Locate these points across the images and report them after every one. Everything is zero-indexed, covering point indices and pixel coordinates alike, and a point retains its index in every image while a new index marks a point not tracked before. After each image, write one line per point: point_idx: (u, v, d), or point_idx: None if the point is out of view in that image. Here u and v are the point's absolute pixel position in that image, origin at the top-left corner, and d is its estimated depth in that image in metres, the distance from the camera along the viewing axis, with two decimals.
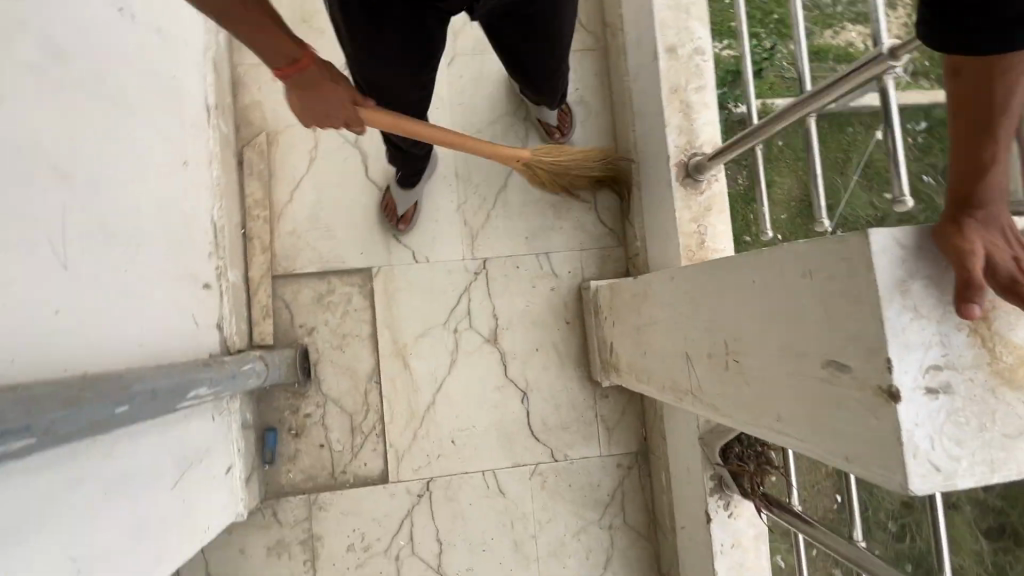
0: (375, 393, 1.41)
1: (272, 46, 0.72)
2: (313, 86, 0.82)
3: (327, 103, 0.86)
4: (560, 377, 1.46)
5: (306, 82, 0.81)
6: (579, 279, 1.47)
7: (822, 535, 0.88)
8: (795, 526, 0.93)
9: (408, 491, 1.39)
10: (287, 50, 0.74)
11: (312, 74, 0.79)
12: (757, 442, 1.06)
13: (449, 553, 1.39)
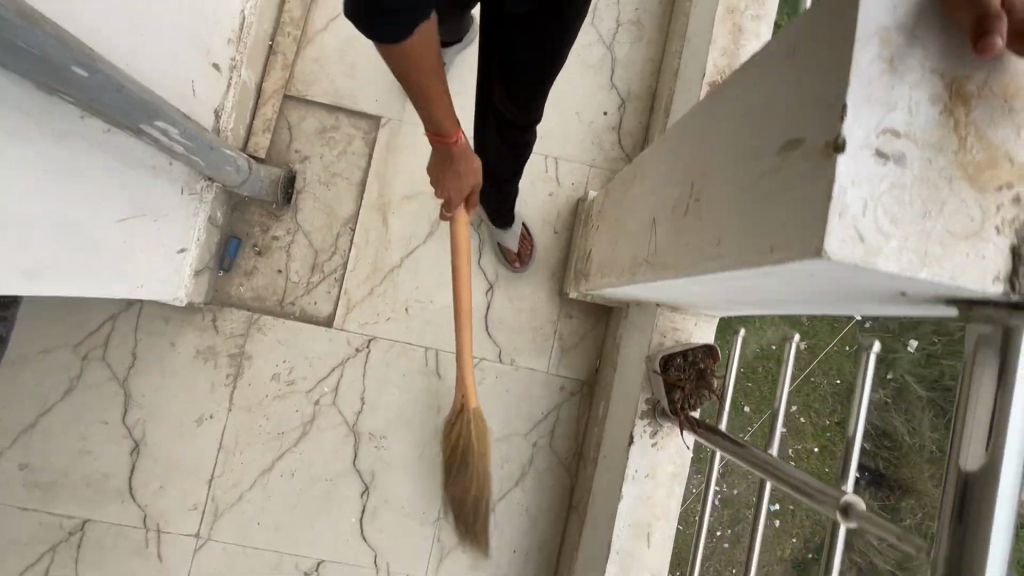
0: (346, 237, 1.38)
1: (439, 110, 0.82)
2: (455, 155, 0.90)
3: (459, 182, 0.95)
4: (531, 282, 1.41)
5: (447, 153, 0.90)
6: (580, 194, 1.43)
7: (740, 451, 0.81)
8: (715, 445, 0.88)
9: (348, 343, 1.36)
10: (447, 123, 0.84)
11: (457, 148, 0.89)
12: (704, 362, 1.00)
13: (368, 414, 1.36)
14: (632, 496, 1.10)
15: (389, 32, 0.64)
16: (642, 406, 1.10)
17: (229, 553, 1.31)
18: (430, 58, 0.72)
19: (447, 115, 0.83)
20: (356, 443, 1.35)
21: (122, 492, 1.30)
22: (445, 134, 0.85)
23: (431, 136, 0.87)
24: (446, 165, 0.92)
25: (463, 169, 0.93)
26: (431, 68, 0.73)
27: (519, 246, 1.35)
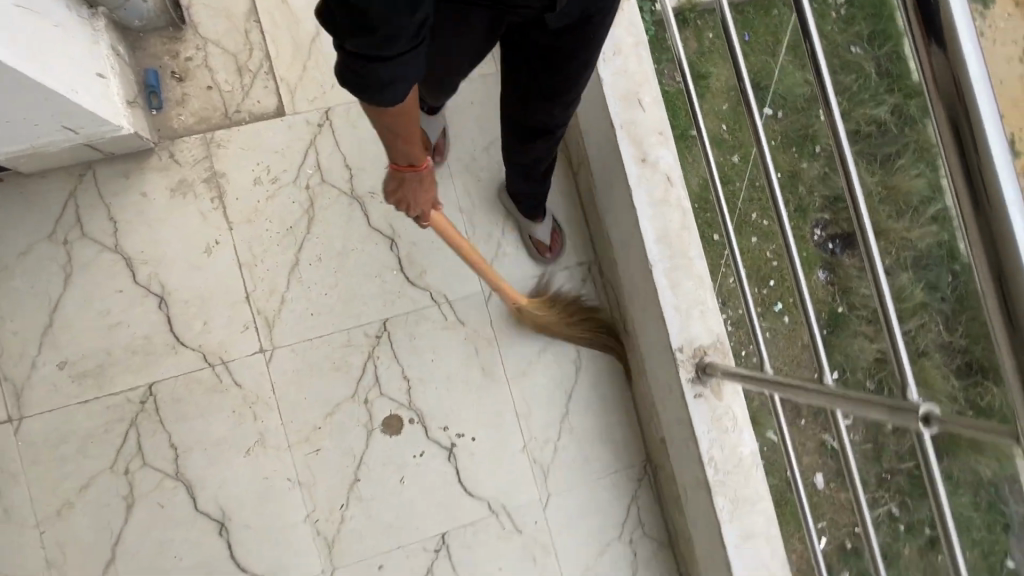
0: (256, 31, 1.37)
1: (400, 145, 0.80)
2: (420, 179, 0.89)
3: (424, 197, 0.94)
4: None
5: (411, 181, 0.89)
6: None
7: None
8: None
9: (308, 122, 1.37)
10: (412, 157, 0.83)
11: (421, 175, 0.89)
12: None
13: (359, 177, 1.38)
14: (608, 74, 1.19)
15: (397, 99, 0.67)
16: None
17: (300, 353, 1.34)
18: (415, 106, 0.74)
19: (415, 149, 0.82)
20: (363, 206, 1.38)
21: (172, 344, 1.29)
22: (411, 165, 0.85)
23: (394, 171, 0.87)
24: (413, 191, 0.92)
25: (425, 185, 0.92)
26: (415, 119, 0.76)
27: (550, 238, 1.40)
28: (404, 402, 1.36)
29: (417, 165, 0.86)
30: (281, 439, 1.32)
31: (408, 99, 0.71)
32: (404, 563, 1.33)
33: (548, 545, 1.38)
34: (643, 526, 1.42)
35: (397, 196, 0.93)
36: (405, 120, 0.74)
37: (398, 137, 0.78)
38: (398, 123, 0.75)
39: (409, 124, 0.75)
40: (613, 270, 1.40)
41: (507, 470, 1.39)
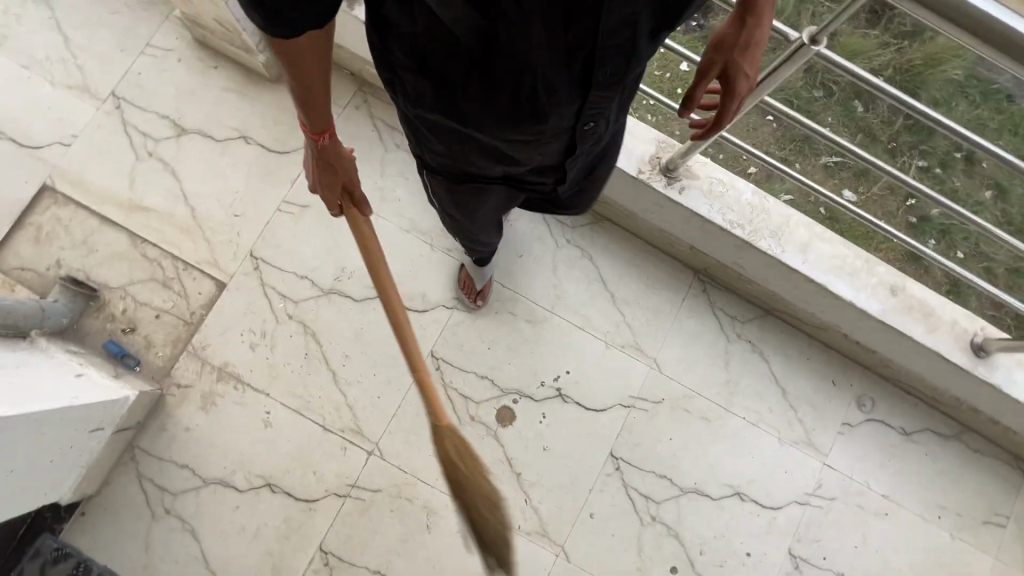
0: (150, 247, 1.46)
1: (310, 100, 0.75)
2: (329, 154, 0.84)
3: (336, 177, 0.88)
4: (252, 103, 1.54)
5: (319, 155, 0.84)
6: (190, 37, 1.56)
7: None
8: None
9: (247, 273, 1.46)
10: (323, 120, 0.78)
11: (326, 147, 0.83)
12: None
13: (318, 275, 1.48)
14: None
15: (308, 26, 0.62)
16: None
17: (397, 429, 1.43)
18: (317, 58, 0.69)
19: (325, 114, 0.78)
20: (340, 292, 1.47)
21: (306, 506, 1.39)
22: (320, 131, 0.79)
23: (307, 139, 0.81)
24: (322, 165, 0.85)
25: (342, 161, 0.86)
26: (317, 70, 0.71)
27: None
28: (498, 392, 1.48)
29: (320, 138, 0.81)
30: (442, 497, 1.42)
31: (305, 44, 0.66)
32: (603, 498, 1.46)
33: (686, 391, 1.52)
34: (735, 318, 1.56)
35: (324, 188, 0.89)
36: (305, 71, 0.70)
37: (303, 88, 0.73)
38: (309, 75, 0.71)
39: (315, 69, 0.71)
40: None
41: (611, 369, 1.51)
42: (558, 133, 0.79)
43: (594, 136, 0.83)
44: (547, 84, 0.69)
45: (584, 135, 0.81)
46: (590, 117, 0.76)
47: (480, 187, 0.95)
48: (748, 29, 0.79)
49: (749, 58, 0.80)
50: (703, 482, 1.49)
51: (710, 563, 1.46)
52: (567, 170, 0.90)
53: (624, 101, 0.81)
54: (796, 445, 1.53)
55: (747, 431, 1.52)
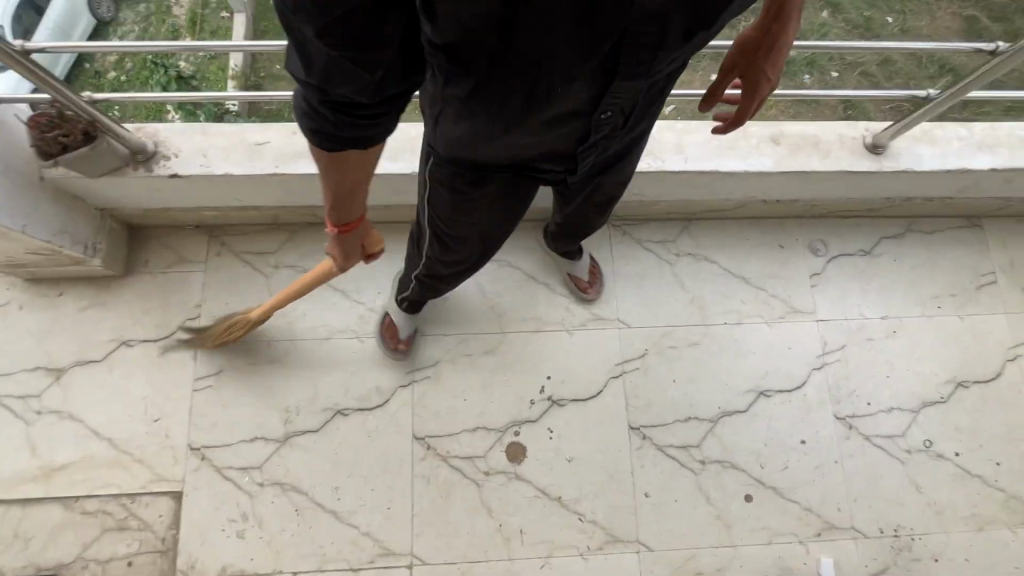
0: (84, 501, 1.32)
1: (342, 201, 0.75)
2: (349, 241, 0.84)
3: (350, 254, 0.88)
4: (112, 307, 1.43)
5: (341, 242, 0.84)
6: (17, 279, 1.44)
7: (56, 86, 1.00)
8: (83, 103, 1.05)
9: (197, 468, 1.35)
10: (347, 215, 0.79)
11: (349, 236, 0.83)
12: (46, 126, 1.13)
13: (268, 429, 1.38)
14: (223, 159, 1.23)
15: (350, 133, 0.63)
16: (145, 148, 1.20)
17: (424, 527, 1.34)
18: (364, 166, 0.70)
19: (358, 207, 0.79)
20: (298, 432, 1.38)
21: None
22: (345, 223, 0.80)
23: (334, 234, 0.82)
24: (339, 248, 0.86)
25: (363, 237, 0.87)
26: (363, 177, 0.72)
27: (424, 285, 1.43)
28: (498, 435, 1.40)
29: (342, 230, 0.81)
30: (502, 564, 1.33)
31: (353, 159, 0.68)
32: (649, 472, 1.40)
33: (664, 330, 1.49)
34: (666, 241, 1.55)
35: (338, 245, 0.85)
36: (337, 183, 0.71)
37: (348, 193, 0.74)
38: (356, 178, 0.72)
39: (360, 180, 0.72)
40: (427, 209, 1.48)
41: (586, 351, 1.47)
42: (571, 125, 0.73)
43: (611, 132, 0.77)
44: (563, 76, 0.63)
45: (603, 132, 0.75)
46: (610, 112, 0.70)
47: (482, 203, 0.86)
48: (770, 36, 0.84)
49: (772, 63, 0.85)
50: (726, 402, 1.45)
51: (776, 471, 1.41)
52: (579, 169, 0.84)
53: (647, 94, 0.75)
54: (785, 319, 1.51)
55: (737, 333, 1.50)
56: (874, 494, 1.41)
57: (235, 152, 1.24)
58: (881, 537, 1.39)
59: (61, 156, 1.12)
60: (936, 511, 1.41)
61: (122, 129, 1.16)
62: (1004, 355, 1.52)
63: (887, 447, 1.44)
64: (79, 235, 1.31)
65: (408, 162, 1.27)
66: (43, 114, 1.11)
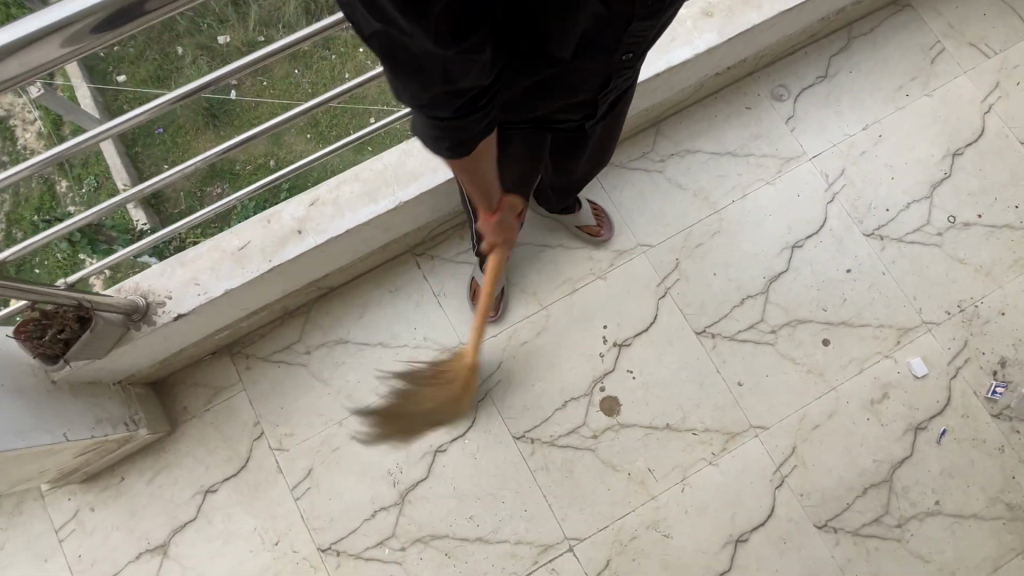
0: None
1: (479, 193, 0.79)
2: (497, 220, 0.89)
3: (502, 232, 0.93)
4: (179, 462, 1.40)
5: (498, 220, 0.90)
6: (74, 485, 1.39)
7: (33, 290, 0.93)
8: (63, 292, 0.99)
9: (339, 563, 1.36)
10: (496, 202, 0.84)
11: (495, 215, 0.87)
12: (32, 330, 1.05)
13: (383, 497, 1.39)
14: (216, 279, 1.18)
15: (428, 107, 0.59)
16: (137, 304, 1.14)
17: (565, 509, 1.38)
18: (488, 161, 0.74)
19: (494, 198, 0.83)
20: (411, 486, 1.39)
21: None
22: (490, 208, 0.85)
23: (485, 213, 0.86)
24: (494, 226, 0.90)
25: (501, 225, 0.91)
26: (486, 173, 0.76)
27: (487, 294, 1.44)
28: (588, 398, 1.43)
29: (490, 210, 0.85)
30: (649, 505, 1.38)
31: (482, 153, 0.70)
32: (732, 363, 1.45)
33: (684, 233, 1.51)
34: (646, 152, 1.56)
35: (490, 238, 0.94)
36: (478, 175, 0.75)
37: (478, 189, 0.78)
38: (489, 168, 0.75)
39: (475, 175, 0.75)
40: (419, 230, 1.46)
41: (625, 287, 1.49)
42: (602, 75, 0.78)
43: (628, 72, 0.82)
44: (636, 17, 0.69)
45: (622, 72, 0.80)
46: (632, 54, 0.76)
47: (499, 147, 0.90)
48: None
49: None
50: (766, 269, 1.50)
51: (838, 307, 1.48)
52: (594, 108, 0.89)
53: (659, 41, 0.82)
54: (782, 172, 1.55)
55: (747, 205, 1.53)
56: (927, 284, 1.49)
57: (222, 266, 1.19)
58: (950, 317, 1.47)
59: (66, 350, 1.06)
60: (984, 273, 1.49)
61: (109, 298, 1.09)
62: (980, 110, 1.58)
63: (921, 240, 1.51)
64: (115, 416, 1.26)
65: (391, 196, 1.22)
66: (24, 319, 1.03)
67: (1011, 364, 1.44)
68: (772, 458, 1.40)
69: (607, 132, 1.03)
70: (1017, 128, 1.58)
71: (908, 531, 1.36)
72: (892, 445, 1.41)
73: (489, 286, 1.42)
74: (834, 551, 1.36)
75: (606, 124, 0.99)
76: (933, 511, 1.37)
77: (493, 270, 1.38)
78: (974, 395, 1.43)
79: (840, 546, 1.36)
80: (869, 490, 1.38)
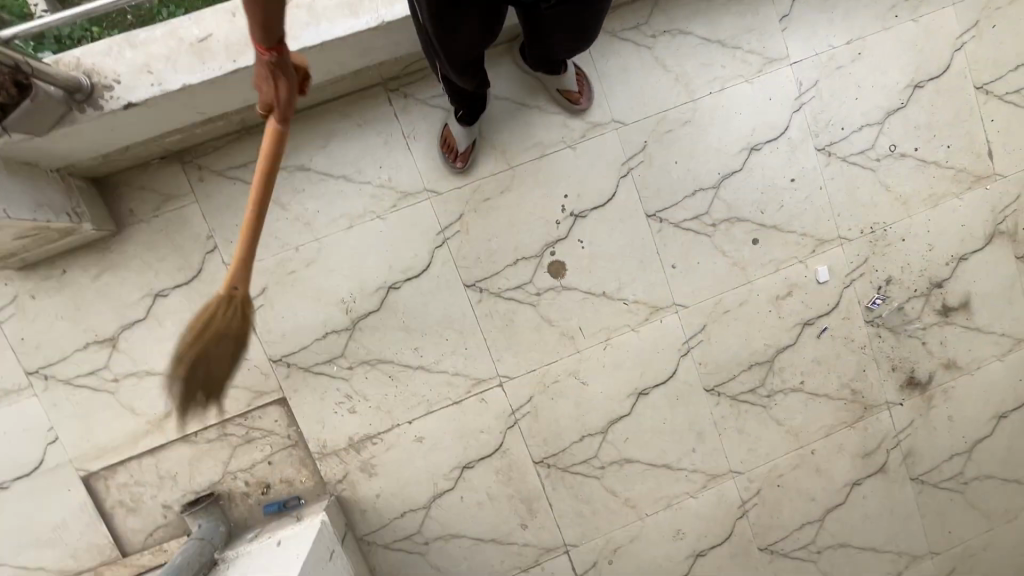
0: (204, 431, 1.45)
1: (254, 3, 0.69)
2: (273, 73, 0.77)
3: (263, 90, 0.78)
4: (126, 264, 1.39)
5: (268, 70, 0.77)
6: (11, 271, 1.36)
7: None
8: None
9: (288, 374, 1.48)
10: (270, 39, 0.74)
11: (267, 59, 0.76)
12: None
13: (334, 321, 1.48)
14: (169, 69, 1.09)
15: None
16: (82, 82, 1.04)
17: (500, 352, 1.55)
18: None
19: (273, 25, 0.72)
20: (362, 315, 1.49)
21: (500, 453, 1.56)
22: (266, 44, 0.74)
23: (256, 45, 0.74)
24: (266, 80, 0.77)
25: (272, 82, 0.77)
26: None
27: (457, 144, 1.43)
28: (538, 259, 1.54)
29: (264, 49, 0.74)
30: (574, 356, 1.58)
31: None
32: (671, 248, 1.59)
33: (657, 116, 1.54)
34: (639, 24, 1.52)
35: (268, 94, 0.78)
36: None
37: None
38: None
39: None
40: (396, 61, 1.38)
41: (592, 160, 1.53)
42: None
43: None
44: None
45: None
46: None
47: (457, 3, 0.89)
48: None
49: None
50: (722, 166, 1.58)
51: (774, 212, 1.62)
52: None
53: None
54: (763, 72, 1.57)
55: (722, 98, 1.56)
56: (852, 204, 1.65)
57: (180, 55, 1.09)
58: (861, 236, 1.66)
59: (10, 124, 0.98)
60: (901, 201, 1.67)
61: (48, 67, 1.00)
62: (952, 46, 1.65)
63: (861, 162, 1.64)
64: (57, 204, 1.21)
65: (373, 12, 1.14)
66: None
67: (895, 283, 1.69)
68: (685, 332, 1.62)
69: (571, 38, 1.03)
70: (976, 71, 1.67)
71: (774, 401, 1.67)
72: (782, 335, 1.66)
73: (461, 137, 1.41)
74: (714, 410, 1.65)
75: (570, 27, 1.00)
76: (797, 388, 1.68)
77: (468, 122, 1.36)
78: (857, 304, 1.68)
79: (719, 406, 1.65)
80: (754, 367, 1.66)
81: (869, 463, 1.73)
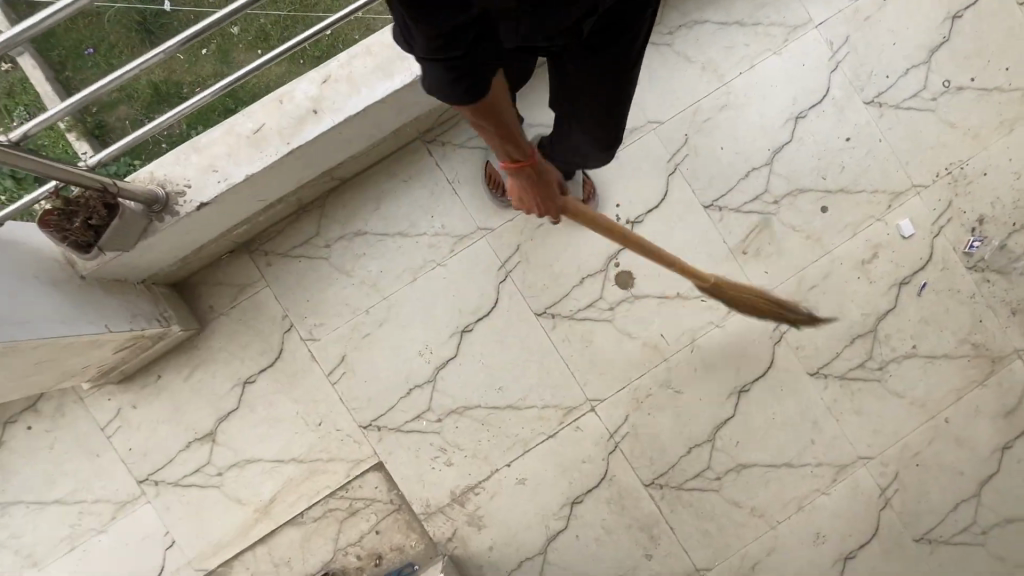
0: (310, 509, 1.45)
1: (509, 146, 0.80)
2: (535, 179, 0.89)
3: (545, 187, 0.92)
4: (214, 357, 1.44)
5: (528, 181, 0.89)
6: (113, 386, 1.42)
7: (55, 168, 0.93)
8: (85, 173, 0.99)
9: (380, 437, 1.46)
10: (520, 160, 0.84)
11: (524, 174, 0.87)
12: (64, 224, 1.06)
13: (416, 376, 1.47)
14: (231, 164, 1.15)
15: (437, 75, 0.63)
16: (158, 194, 1.11)
17: (585, 375, 1.49)
18: (506, 111, 0.75)
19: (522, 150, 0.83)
20: (442, 364, 1.47)
21: (608, 480, 1.48)
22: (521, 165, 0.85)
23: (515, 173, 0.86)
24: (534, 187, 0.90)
25: (535, 186, 0.90)
26: (508, 121, 0.76)
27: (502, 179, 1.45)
28: (603, 273, 1.50)
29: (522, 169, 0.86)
30: (662, 365, 1.51)
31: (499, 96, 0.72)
32: (738, 234, 1.53)
33: (692, 108, 1.52)
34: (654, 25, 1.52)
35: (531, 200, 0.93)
36: (503, 123, 0.75)
37: (505, 138, 0.78)
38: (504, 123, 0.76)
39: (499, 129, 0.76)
40: (430, 114, 1.43)
41: (637, 165, 1.51)
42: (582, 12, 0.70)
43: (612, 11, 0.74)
44: None
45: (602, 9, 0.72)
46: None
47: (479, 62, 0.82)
48: None
49: None
50: (770, 142, 1.53)
51: (837, 175, 1.54)
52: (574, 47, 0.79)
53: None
54: (790, 40, 1.54)
55: (754, 76, 1.53)
56: (918, 150, 1.56)
57: (240, 149, 1.16)
58: (937, 180, 1.56)
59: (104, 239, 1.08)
60: (971, 136, 1.57)
61: (130, 185, 1.08)
62: None
63: (917, 105, 1.56)
64: (148, 312, 1.28)
65: (406, 70, 1.19)
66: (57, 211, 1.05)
67: (989, 221, 1.56)
68: None
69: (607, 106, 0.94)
70: None
71: (888, 372, 1.54)
72: (878, 300, 1.54)
73: None
74: (824, 394, 1.53)
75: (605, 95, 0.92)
76: (910, 354, 1.54)
77: None
78: (953, 252, 1.56)
79: (829, 389, 1.53)
80: (857, 340, 1.54)
81: (1015, 422, 1.54)
